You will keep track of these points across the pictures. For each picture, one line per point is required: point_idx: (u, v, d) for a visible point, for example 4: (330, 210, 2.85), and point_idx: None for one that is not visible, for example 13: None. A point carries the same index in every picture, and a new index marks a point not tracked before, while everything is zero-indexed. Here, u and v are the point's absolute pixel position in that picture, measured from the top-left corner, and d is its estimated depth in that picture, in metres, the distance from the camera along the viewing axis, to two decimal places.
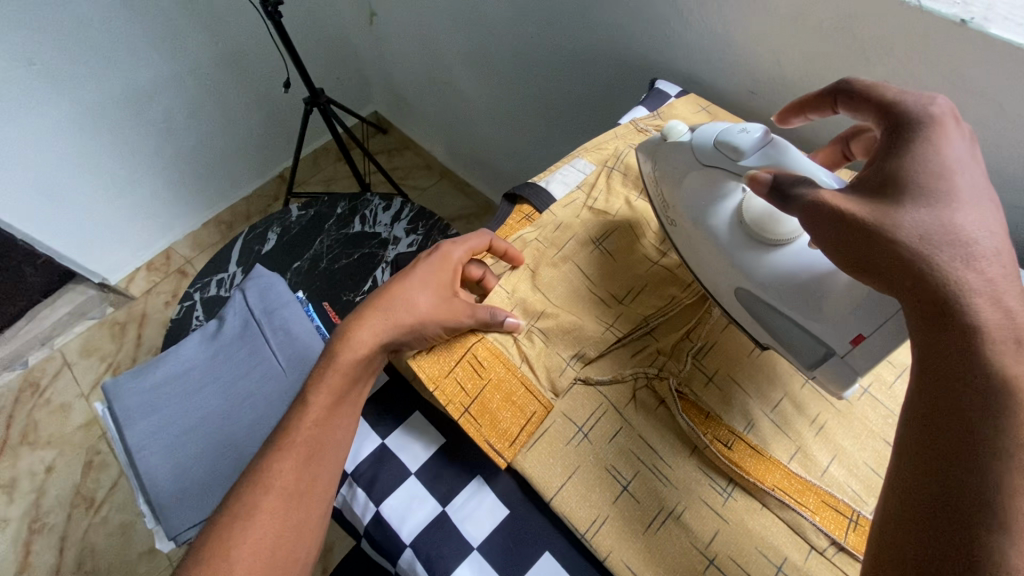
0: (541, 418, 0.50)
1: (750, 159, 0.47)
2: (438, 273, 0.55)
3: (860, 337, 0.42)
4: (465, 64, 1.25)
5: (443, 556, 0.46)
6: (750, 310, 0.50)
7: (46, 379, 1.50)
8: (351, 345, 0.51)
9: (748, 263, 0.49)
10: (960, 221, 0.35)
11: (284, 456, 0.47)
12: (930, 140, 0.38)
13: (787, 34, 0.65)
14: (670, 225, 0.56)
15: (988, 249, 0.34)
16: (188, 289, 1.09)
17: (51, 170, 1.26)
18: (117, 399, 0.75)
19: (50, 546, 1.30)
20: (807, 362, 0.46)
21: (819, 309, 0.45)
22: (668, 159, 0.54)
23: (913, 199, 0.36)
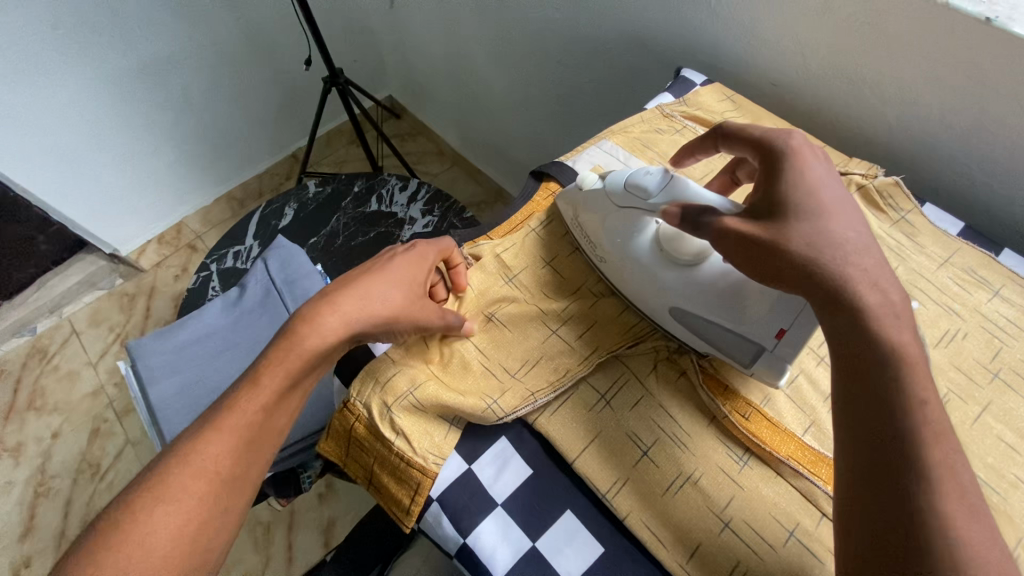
0: (426, 488, 0.48)
1: (657, 197, 0.51)
2: (399, 266, 0.52)
3: (782, 331, 0.48)
4: (486, 50, 1.26)
5: (468, 512, 0.48)
6: (685, 325, 0.51)
7: (54, 346, 1.51)
8: (319, 331, 0.46)
9: (677, 284, 0.51)
10: (835, 226, 0.40)
11: (213, 436, 0.42)
12: (800, 163, 0.43)
13: (815, 27, 0.66)
14: (601, 262, 0.57)
15: (858, 247, 0.40)
16: (205, 259, 1.11)
17: (66, 136, 1.26)
18: (141, 358, 0.77)
19: (55, 509, 1.32)
20: (743, 360, 0.50)
21: (744, 314, 0.49)
22: (585, 204, 0.56)
23: (798, 213, 0.41)
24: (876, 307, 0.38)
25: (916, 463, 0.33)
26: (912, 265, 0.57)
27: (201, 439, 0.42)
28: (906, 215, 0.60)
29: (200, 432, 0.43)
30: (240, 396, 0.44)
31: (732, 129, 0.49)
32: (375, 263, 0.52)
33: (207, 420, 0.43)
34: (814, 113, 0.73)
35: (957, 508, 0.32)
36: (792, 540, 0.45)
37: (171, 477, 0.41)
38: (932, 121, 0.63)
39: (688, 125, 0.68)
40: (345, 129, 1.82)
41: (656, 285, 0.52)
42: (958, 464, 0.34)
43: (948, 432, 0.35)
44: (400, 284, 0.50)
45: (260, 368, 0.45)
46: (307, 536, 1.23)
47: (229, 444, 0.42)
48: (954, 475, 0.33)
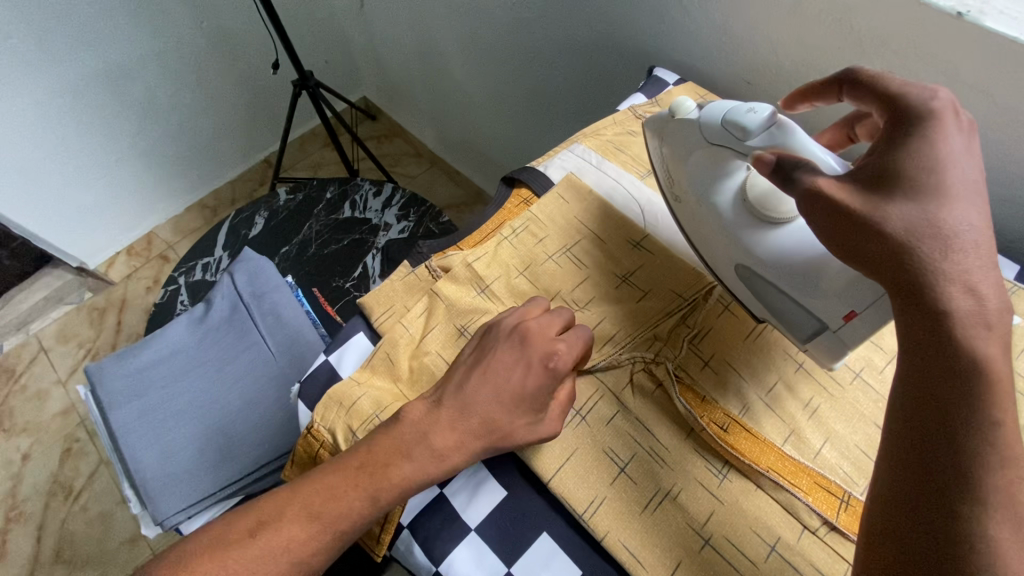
0: (395, 515, 0.46)
1: (756, 139, 0.47)
2: (545, 389, 0.45)
3: (852, 314, 0.46)
4: (459, 49, 1.24)
5: (441, 538, 0.46)
6: (749, 286, 0.52)
7: (21, 365, 1.46)
8: (436, 457, 0.44)
9: (750, 243, 0.51)
10: (946, 215, 0.35)
11: (312, 527, 0.42)
12: (928, 135, 0.37)
13: (785, 25, 0.65)
14: (679, 200, 0.57)
15: (970, 239, 0.35)
16: (172, 273, 1.07)
17: (26, 148, 1.21)
18: (101, 383, 0.74)
19: (27, 534, 1.27)
20: (801, 336, 0.49)
21: (817, 286, 0.48)
22: (675, 135, 0.54)
23: (908, 193, 0.36)
24: (973, 311, 0.34)
25: (969, 480, 0.32)
26: None
27: (301, 525, 0.42)
28: None
29: (301, 515, 0.43)
30: (343, 494, 0.43)
31: (862, 75, 0.42)
32: (506, 374, 0.46)
33: (305, 502, 0.43)
34: None
35: (1010, 534, 0.31)
36: (773, 554, 0.44)
37: (265, 550, 0.42)
38: None
39: None
40: (319, 133, 1.78)
41: (732, 240, 0.53)
42: (1019, 491, 0.32)
43: (1017, 456, 0.33)
44: (531, 415, 0.45)
45: (380, 476, 0.43)
46: None
47: (329, 543, 0.43)
48: (1008, 501, 0.32)
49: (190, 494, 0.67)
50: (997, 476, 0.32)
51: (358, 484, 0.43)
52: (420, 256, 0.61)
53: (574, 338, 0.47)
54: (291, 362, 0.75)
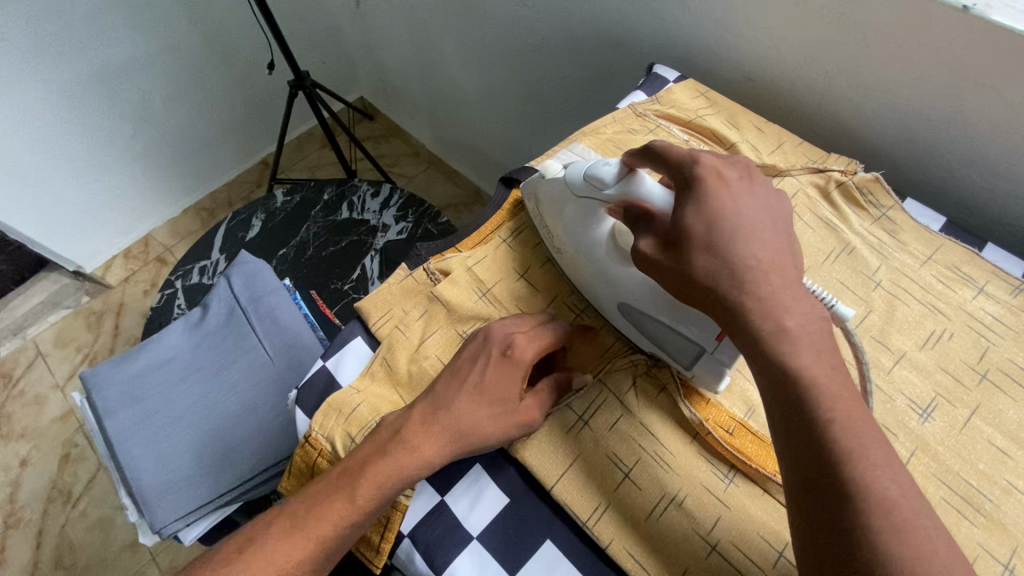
0: (397, 524, 0.46)
1: (612, 189, 0.49)
2: (505, 378, 0.47)
3: (722, 334, 0.45)
4: (456, 48, 1.23)
5: (442, 547, 0.45)
6: (634, 321, 0.51)
7: (19, 370, 1.45)
8: (410, 454, 0.43)
9: (626, 281, 0.51)
10: (738, 247, 0.39)
11: (297, 540, 0.42)
12: (702, 188, 0.41)
13: (787, 19, 0.64)
14: (557, 252, 0.56)
15: (756, 271, 0.39)
16: (168, 276, 1.06)
17: (20, 152, 1.20)
18: (97, 389, 0.72)
19: (26, 541, 1.27)
20: (686, 361, 0.48)
21: (685, 314, 0.47)
22: (546, 192, 0.56)
23: (700, 242, 0.40)
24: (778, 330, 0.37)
25: (838, 477, 0.33)
26: (894, 263, 0.56)
27: (286, 538, 0.42)
28: (887, 212, 0.59)
29: (286, 528, 0.43)
30: (323, 501, 0.43)
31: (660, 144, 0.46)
32: (465, 373, 0.46)
33: (290, 516, 0.43)
34: (790, 107, 0.71)
35: (881, 524, 0.31)
36: (782, 561, 0.43)
37: (253, 566, 0.42)
38: (910, 113, 0.62)
39: (661, 124, 0.66)
40: (316, 134, 1.77)
41: (605, 279, 0.52)
42: (882, 480, 0.32)
43: (875, 451, 0.33)
44: (501, 406, 0.46)
45: (356, 479, 0.43)
46: None
47: (314, 554, 0.42)
48: (875, 496, 0.32)
49: (189, 502, 0.66)
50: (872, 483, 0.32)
51: (337, 489, 0.43)
52: (418, 258, 0.59)
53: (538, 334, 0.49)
54: (290, 366, 0.74)
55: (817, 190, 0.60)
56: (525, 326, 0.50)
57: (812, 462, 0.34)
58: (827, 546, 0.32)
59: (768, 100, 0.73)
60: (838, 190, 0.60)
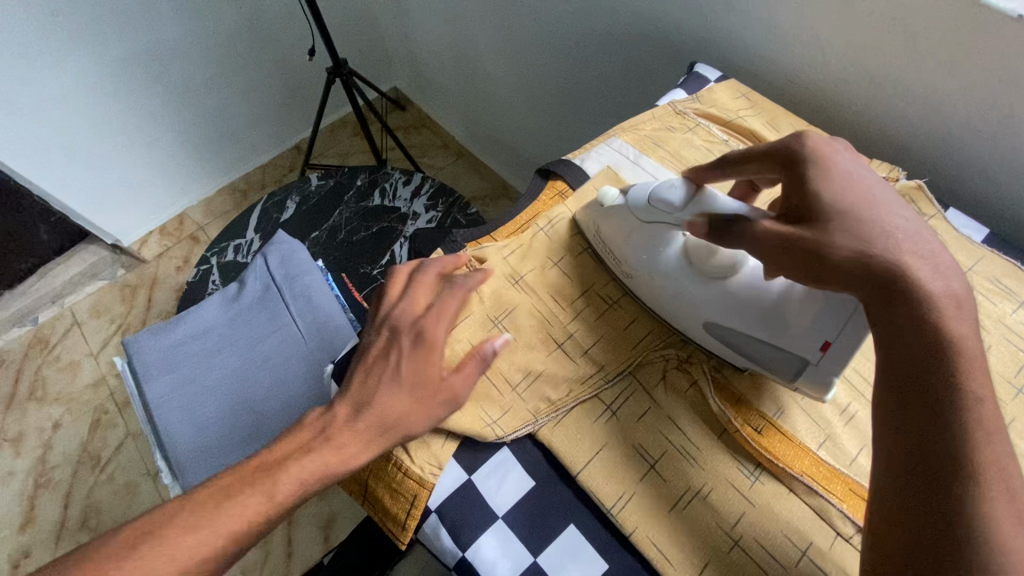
0: (422, 501, 0.47)
1: (685, 210, 0.50)
2: (429, 359, 0.45)
3: (827, 343, 0.45)
4: (493, 42, 1.24)
5: (468, 524, 0.47)
6: (722, 340, 0.50)
7: (55, 336, 1.50)
8: (336, 448, 0.43)
9: (711, 299, 0.50)
10: (881, 219, 0.39)
11: (199, 538, 0.40)
12: (826, 163, 0.42)
13: (835, 23, 0.64)
14: (629, 278, 0.54)
15: (907, 235, 0.39)
16: (204, 253, 1.09)
17: (69, 126, 1.25)
18: (138, 355, 0.75)
19: (55, 500, 1.31)
20: (786, 373, 0.48)
21: (784, 325, 0.47)
22: (605, 223, 0.55)
23: (834, 212, 0.40)
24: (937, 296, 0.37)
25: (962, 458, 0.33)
26: None
27: (185, 537, 0.40)
28: (929, 221, 0.58)
29: (187, 526, 0.40)
30: (237, 494, 0.41)
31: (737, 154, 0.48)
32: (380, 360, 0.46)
33: (189, 518, 0.40)
34: (833, 112, 0.70)
35: (1004, 508, 0.32)
36: (804, 559, 0.44)
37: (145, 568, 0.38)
38: (957, 122, 0.61)
39: (701, 123, 0.66)
40: (349, 121, 1.80)
41: (690, 299, 0.51)
42: (1007, 459, 0.34)
43: (997, 430, 0.35)
44: (429, 394, 0.45)
45: (276, 473, 0.42)
46: (305, 532, 1.19)
47: (216, 556, 0.40)
48: (1003, 478, 0.33)
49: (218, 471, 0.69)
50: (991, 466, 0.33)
51: (252, 483, 0.42)
52: (454, 244, 0.60)
53: (443, 301, 0.47)
54: (321, 344, 0.76)
55: None
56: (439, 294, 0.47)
57: (935, 424, 0.35)
58: (926, 495, 0.34)
59: (808, 104, 0.72)
60: None
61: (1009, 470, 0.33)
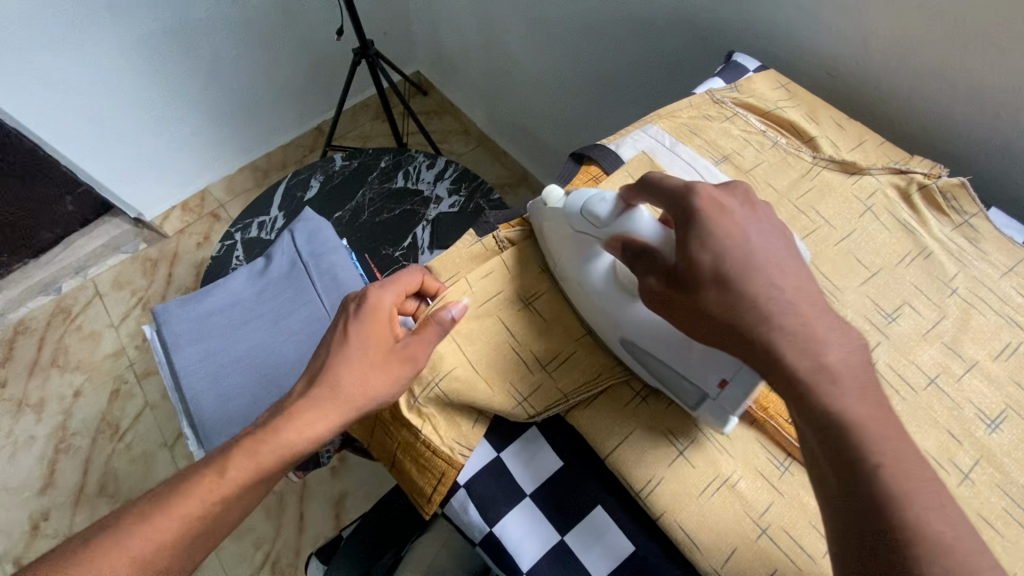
0: (450, 478, 0.47)
1: (609, 227, 0.48)
2: (373, 327, 0.51)
3: (723, 381, 0.44)
4: (522, 27, 1.22)
5: (496, 501, 0.47)
6: (636, 357, 0.49)
7: (77, 307, 1.52)
8: (294, 423, 0.48)
9: (626, 317, 0.49)
10: (756, 286, 0.39)
11: (163, 522, 0.44)
12: (711, 223, 0.41)
13: (881, 15, 0.62)
14: (561, 280, 0.54)
15: (780, 303, 0.39)
16: (229, 229, 1.10)
17: (98, 98, 1.26)
18: (166, 323, 0.76)
19: (74, 466, 1.34)
20: (687, 402, 0.46)
21: (687, 356, 0.46)
22: (548, 226, 0.54)
23: (711, 276, 0.40)
24: (809, 370, 0.37)
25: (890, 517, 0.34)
26: (973, 272, 0.54)
27: (150, 520, 0.44)
28: (970, 219, 0.57)
29: (148, 511, 0.44)
30: (201, 476, 0.46)
31: (654, 182, 0.45)
32: (336, 334, 0.52)
33: (149, 508, 0.45)
34: (874, 106, 0.69)
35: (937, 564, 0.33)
36: None
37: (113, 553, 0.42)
38: (1003, 120, 0.59)
39: (738, 112, 0.65)
40: (371, 104, 1.80)
41: (604, 313, 0.50)
42: (932, 518, 0.34)
43: (918, 484, 0.35)
44: (380, 351, 0.50)
45: (234, 451, 0.47)
46: (317, 508, 1.21)
47: (181, 535, 0.44)
48: (932, 536, 0.33)
49: None
50: (909, 514, 0.34)
51: (213, 462, 0.46)
52: (486, 224, 0.60)
53: (391, 278, 0.54)
54: None
55: (897, 192, 0.59)
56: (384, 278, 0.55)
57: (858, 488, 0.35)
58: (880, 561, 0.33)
59: (848, 98, 0.71)
60: (919, 193, 0.59)
61: (938, 526, 0.34)
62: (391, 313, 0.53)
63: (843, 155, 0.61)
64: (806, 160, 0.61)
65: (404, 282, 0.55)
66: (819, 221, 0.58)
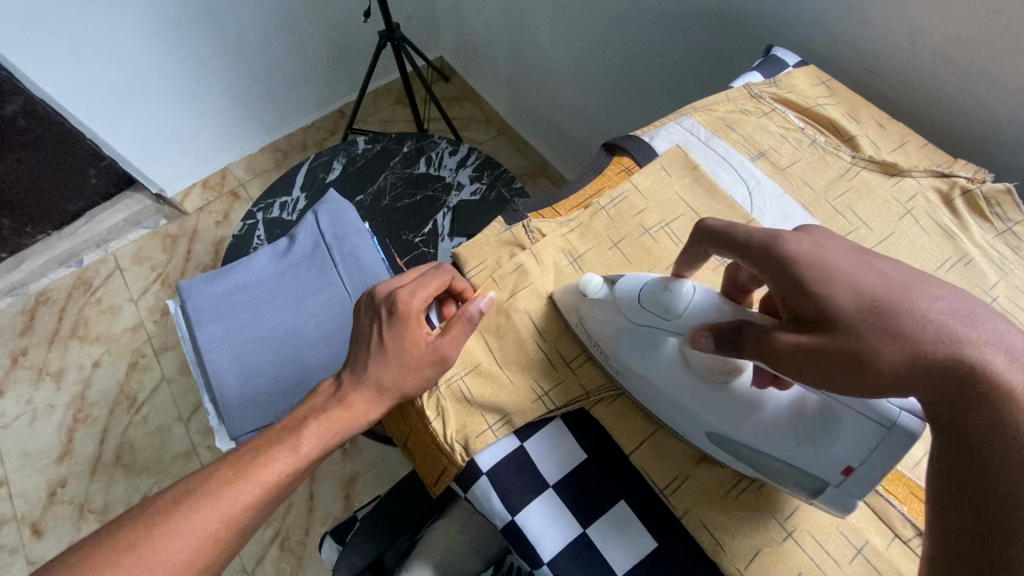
0: (448, 476, 0.49)
1: (680, 314, 0.44)
2: (406, 335, 0.50)
3: (849, 468, 0.38)
4: (550, 14, 1.21)
5: (519, 490, 0.47)
6: (730, 450, 0.45)
7: (98, 279, 1.54)
8: (350, 408, 0.50)
9: (716, 407, 0.44)
10: (915, 307, 0.34)
11: (236, 492, 0.45)
12: (824, 260, 0.36)
13: (927, 11, 0.60)
14: (617, 371, 0.49)
15: (942, 325, 0.33)
16: (251, 208, 1.10)
17: (124, 72, 1.26)
18: (190, 299, 0.77)
19: (91, 435, 1.36)
20: (809, 492, 0.42)
21: (805, 446, 0.40)
22: (592, 316, 0.49)
23: (863, 312, 0.34)
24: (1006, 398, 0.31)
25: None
26: (1015, 281, 0.53)
27: (226, 485, 0.45)
28: (1013, 227, 0.55)
29: (215, 490, 0.45)
30: (269, 453, 0.48)
31: (722, 236, 0.42)
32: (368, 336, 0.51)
33: (222, 475, 0.46)
34: (917, 106, 0.67)
35: None
36: (859, 557, 0.43)
37: (192, 519, 0.44)
38: None
39: (776, 108, 0.63)
40: (393, 89, 1.79)
41: (690, 410, 0.45)
42: None
43: None
44: (413, 358, 0.49)
45: (298, 431, 0.49)
46: (328, 488, 1.22)
47: (257, 500, 0.46)
48: None
49: (263, 417, 0.71)
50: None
51: (279, 442, 0.48)
52: (515, 214, 0.59)
53: (417, 280, 0.52)
54: None
55: (938, 196, 0.58)
56: (410, 278, 0.53)
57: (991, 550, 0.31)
58: None
59: (887, 97, 0.69)
60: (961, 198, 0.57)
61: None
62: (420, 314, 0.51)
63: (884, 155, 0.60)
64: (845, 160, 0.60)
65: (436, 284, 0.52)
66: (857, 223, 0.57)
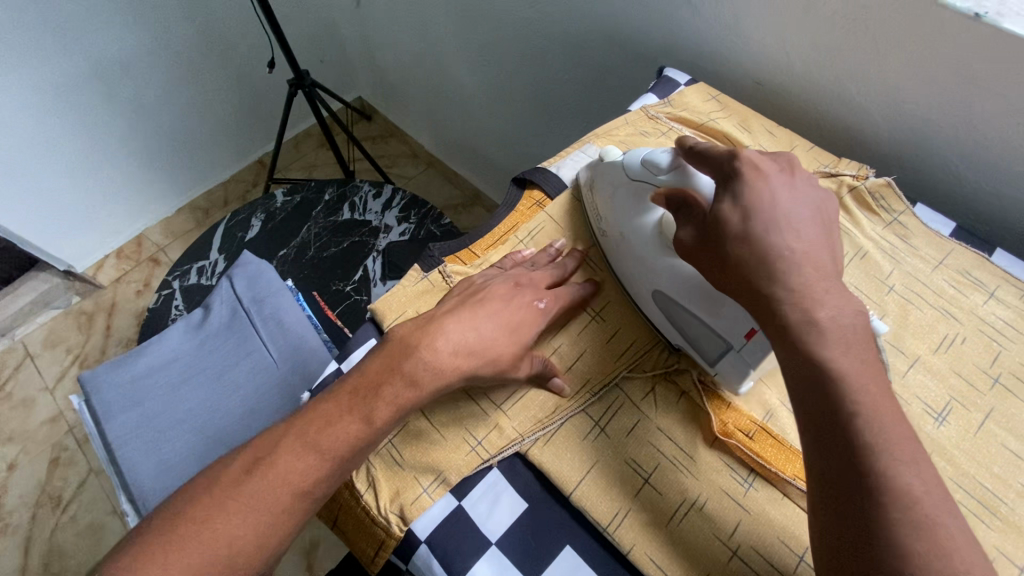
0: (387, 547, 0.46)
1: (666, 175, 0.50)
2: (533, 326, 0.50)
3: (752, 331, 0.45)
4: (458, 51, 1.22)
5: (460, 553, 0.45)
6: (664, 309, 0.52)
7: (5, 372, 1.40)
8: (330, 445, 0.42)
9: (664, 272, 0.51)
10: (786, 241, 0.40)
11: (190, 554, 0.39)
12: (747, 182, 0.42)
13: (796, 29, 0.64)
14: (602, 234, 0.57)
15: (794, 262, 0.40)
16: (166, 276, 1.04)
17: (9, 151, 1.17)
18: (95, 391, 0.71)
19: (13, 547, 1.22)
20: (708, 355, 0.49)
21: (718, 308, 0.47)
22: (604, 175, 0.57)
23: (735, 233, 0.41)
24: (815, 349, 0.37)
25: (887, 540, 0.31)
26: (907, 268, 0.56)
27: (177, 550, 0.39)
28: (899, 217, 0.59)
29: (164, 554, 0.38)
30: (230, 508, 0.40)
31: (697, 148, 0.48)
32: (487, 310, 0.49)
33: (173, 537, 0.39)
34: (801, 111, 0.71)
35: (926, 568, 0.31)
36: (802, 564, 0.43)
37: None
38: (918, 119, 0.62)
39: (673, 126, 0.66)
40: (314, 133, 1.76)
41: (642, 263, 0.53)
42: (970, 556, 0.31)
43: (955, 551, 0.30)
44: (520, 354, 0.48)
45: (269, 476, 0.41)
46: (288, 562, 1.14)
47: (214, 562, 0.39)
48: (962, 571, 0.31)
49: None
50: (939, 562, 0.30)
51: (246, 491, 0.41)
52: (431, 259, 0.58)
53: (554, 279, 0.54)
54: (292, 370, 0.72)
55: None
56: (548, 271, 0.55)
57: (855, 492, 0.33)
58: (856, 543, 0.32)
59: (774, 105, 0.73)
60: (850, 195, 0.61)
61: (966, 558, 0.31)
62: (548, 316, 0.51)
63: None
64: None
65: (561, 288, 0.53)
66: None
